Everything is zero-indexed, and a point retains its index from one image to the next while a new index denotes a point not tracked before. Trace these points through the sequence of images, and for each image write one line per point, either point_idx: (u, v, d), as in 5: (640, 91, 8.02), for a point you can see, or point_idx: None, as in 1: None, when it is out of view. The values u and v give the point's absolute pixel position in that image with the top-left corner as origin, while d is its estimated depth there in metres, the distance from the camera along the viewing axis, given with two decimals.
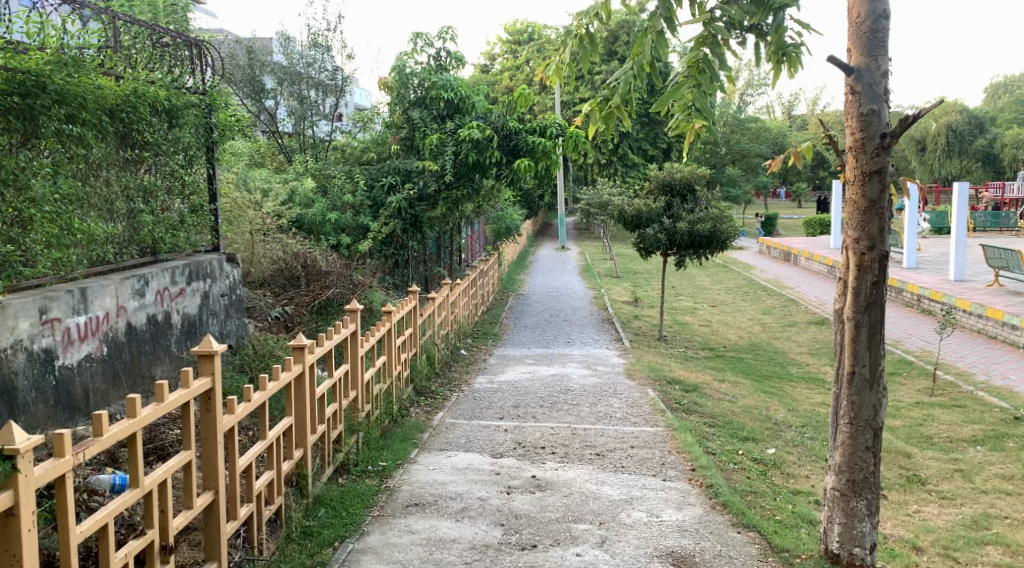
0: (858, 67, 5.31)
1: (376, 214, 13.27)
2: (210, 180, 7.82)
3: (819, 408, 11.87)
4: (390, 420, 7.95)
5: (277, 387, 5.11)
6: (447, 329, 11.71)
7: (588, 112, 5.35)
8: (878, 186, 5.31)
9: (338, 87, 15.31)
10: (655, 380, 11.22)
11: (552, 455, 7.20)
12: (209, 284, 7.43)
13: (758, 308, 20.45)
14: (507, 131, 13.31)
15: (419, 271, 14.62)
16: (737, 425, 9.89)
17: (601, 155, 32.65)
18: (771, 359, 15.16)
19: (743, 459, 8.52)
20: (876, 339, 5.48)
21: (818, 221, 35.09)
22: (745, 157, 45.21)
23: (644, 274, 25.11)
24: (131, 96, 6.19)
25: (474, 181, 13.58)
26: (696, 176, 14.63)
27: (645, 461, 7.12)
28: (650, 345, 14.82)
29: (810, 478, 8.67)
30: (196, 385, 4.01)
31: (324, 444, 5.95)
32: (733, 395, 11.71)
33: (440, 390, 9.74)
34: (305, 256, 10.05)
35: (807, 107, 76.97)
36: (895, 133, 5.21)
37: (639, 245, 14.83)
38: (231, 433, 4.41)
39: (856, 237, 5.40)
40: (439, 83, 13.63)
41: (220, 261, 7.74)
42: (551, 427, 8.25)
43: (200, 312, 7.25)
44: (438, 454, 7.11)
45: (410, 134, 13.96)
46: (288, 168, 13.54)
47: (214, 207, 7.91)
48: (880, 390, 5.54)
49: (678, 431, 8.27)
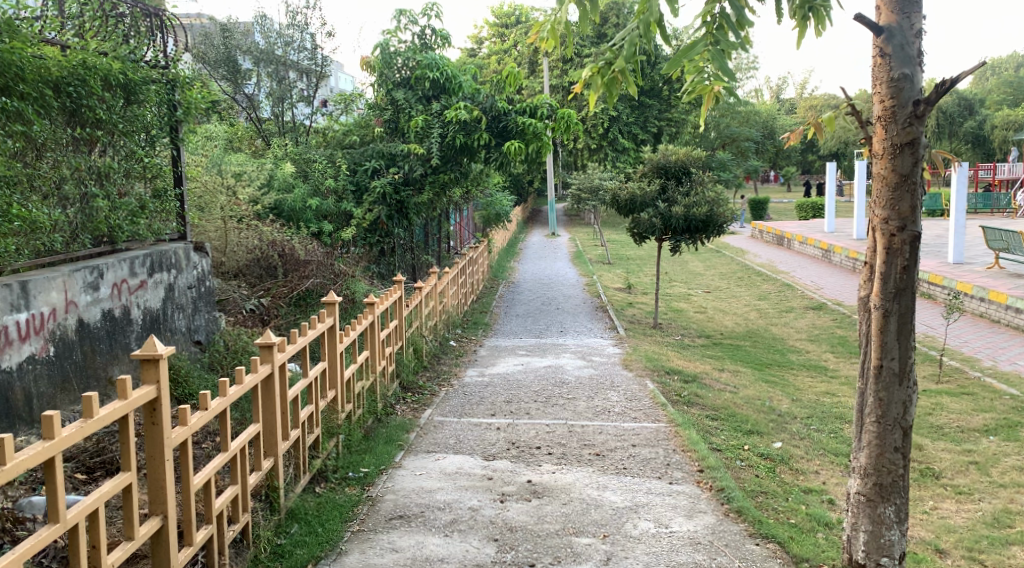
0: (889, 27, 4.78)
1: (360, 200, 12.71)
2: (175, 163, 7.25)
3: (823, 397, 11.38)
4: (374, 420, 7.41)
5: (243, 390, 4.55)
6: (434, 320, 11.16)
7: (588, 79, 4.77)
8: (910, 160, 4.77)
9: (318, 70, 14.72)
10: (653, 370, 10.71)
11: (548, 457, 6.67)
12: (174, 275, 6.86)
13: (754, 294, 19.96)
14: (496, 112, 12.75)
15: (406, 260, 14.07)
16: (740, 417, 9.38)
17: (590, 140, 32.12)
18: (771, 346, 14.68)
19: (750, 456, 8.02)
20: (906, 329, 4.95)
21: (810, 205, 34.64)
22: (735, 141, 45.64)
23: (636, 259, 24.62)
24: (80, 68, 5.70)
25: (462, 165, 13.03)
26: (691, 158, 14.10)
27: (649, 462, 6.59)
28: (645, 334, 14.31)
29: (820, 475, 8.17)
30: (135, 396, 3.44)
31: (300, 451, 5.41)
32: (734, 385, 11.20)
33: (429, 385, 9.21)
34: (282, 245, 9.43)
35: (795, 90, 76.48)
36: (929, 99, 4.67)
37: (633, 230, 14.31)
38: (185, 449, 3.85)
39: (885, 216, 4.87)
40: (425, 62, 13.01)
41: (187, 250, 7.15)
42: (546, 424, 7.72)
43: (165, 306, 6.68)
44: (426, 457, 6.57)
45: (394, 116, 13.36)
46: (266, 153, 12.93)
47: (180, 192, 7.35)
48: (910, 385, 5.01)
49: (682, 428, 7.75)
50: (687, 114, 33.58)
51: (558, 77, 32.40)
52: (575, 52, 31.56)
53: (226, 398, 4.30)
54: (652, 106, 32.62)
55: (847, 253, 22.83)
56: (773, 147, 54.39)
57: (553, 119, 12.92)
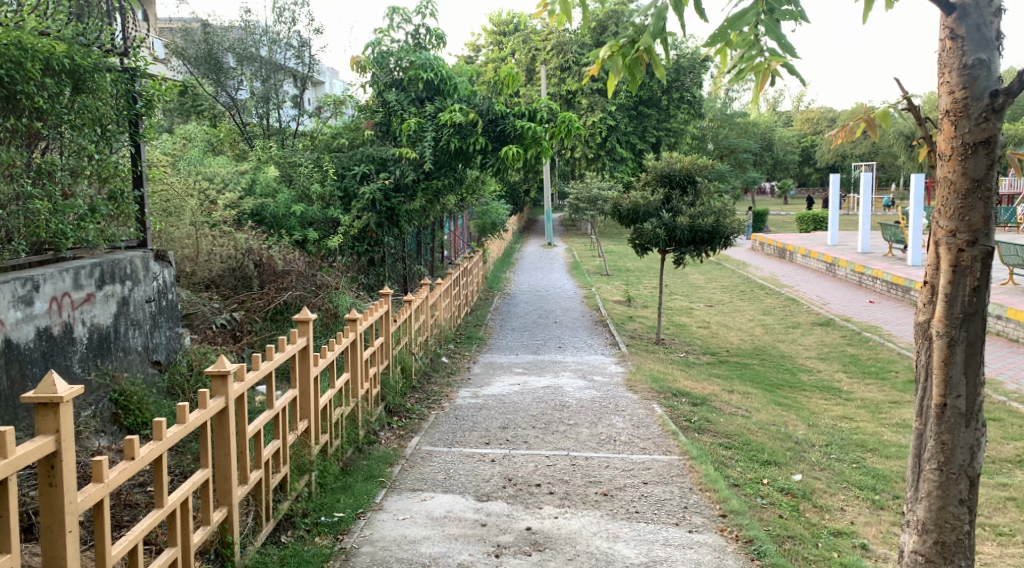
0: (962, 5, 4.07)
1: (348, 207, 11.95)
2: (134, 161, 6.50)
3: (840, 422, 10.62)
4: (356, 450, 6.68)
5: (186, 429, 3.80)
6: (425, 335, 10.40)
7: (607, 59, 4.08)
8: (984, 161, 4.02)
9: (305, 72, 13.76)
10: (660, 392, 9.95)
11: (550, 496, 5.92)
12: (129, 288, 6.08)
13: (758, 308, 19.23)
14: (493, 115, 12.02)
15: (396, 270, 13.32)
16: (756, 446, 8.61)
17: (588, 149, 31.44)
18: (779, 365, 13.92)
19: (770, 492, 7.28)
20: (976, 361, 4.19)
21: (811, 217, 33.94)
22: (734, 152, 45.09)
23: (635, 272, 23.87)
24: (13, 48, 4.96)
25: (456, 171, 12.32)
26: (697, 167, 13.35)
27: (663, 504, 5.86)
28: (648, 350, 13.57)
29: (846, 513, 7.42)
30: (19, 454, 2.90)
31: (262, 494, 4.67)
32: (746, 408, 10.42)
33: (417, 408, 8.47)
34: (260, 254, 8.70)
35: (792, 102, 75.90)
36: (1010, 88, 3.94)
37: (636, 241, 13.57)
38: (100, 509, 3.24)
39: (952, 228, 4.11)
40: (418, 62, 12.28)
41: (146, 259, 6.37)
42: (546, 456, 6.97)
43: (117, 322, 5.90)
44: (411, 496, 5.84)
45: (385, 118, 12.60)
46: (248, 155, 12.16)
47: (141, 194, 6.57)
48: (978, 427, 4.25)
49: (697, 460, 7.01)
50: (686, 124, 32.92)
51: (556, 85, 31.78)
52: (575, 60, 30.98)
53: (162, 442, 3.54)
54: (651, 115, 32.01)
55: (853, 267, 22.11)
56: (771, 158, 53.79)
57: (553, 123, 12.24)
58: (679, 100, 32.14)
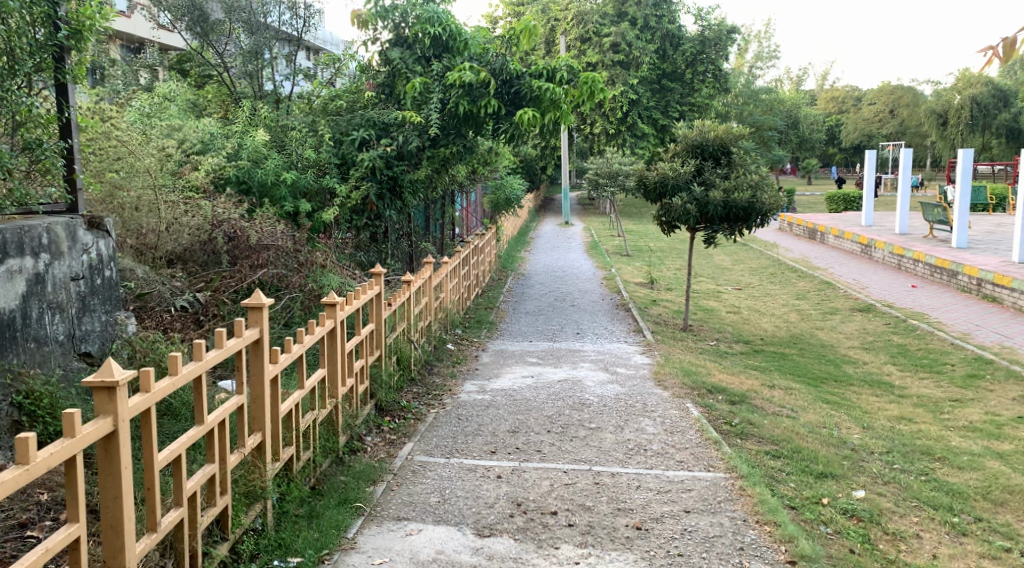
0: None
1: (346, 175, 10.65)
2: (59, 107, 5.31)
3: (898, 424, 9.28)
4: (334, 463, 5.49)
5: (29, 473, 2.86)
6: (428, 319, 9.15)
7: None
8: None
9: (300, 33, 12.49)
10: (694, 388, 8.67)
11: (568, 531, 4.74)
12: (45, 261, 4.88)
13: (791, 292, 17.90)
14: (507, 75, 10.78)
15: (399, 246, 12.08)
16: (809, 454, 7.31)
17: (608, 124, 29.92)
18: (820, 355, 12.60)
19: (833, 516, 6.03)
20: None
21: (841, 196, 32.35)
22: (759, 130, 43.48)
23: (658, 253, 22.50)
24: None
25: (466, 137, 11.09)
26: (732, 136, 11.99)
27: (712, 544, 4.67)
28: (675, 338, 12.29)
29: (923, 540, 6.09)
30: None
31: (183, 542, 3.62)
32: (791, 407, 9.09)
33: (414, 405, 7.26)
34: (232, 224, 7.53)
35: (816, 81, 73.76)
36: None
37: (664, 218, 12.24)
38: None
39: None
40: (425, 15, 11.01)
41: (72, 227, 5.15)
42: (563, 470, 5.75)
43: (26, 303, 4.72)
44: (393, 530, 4.65)
45: (389, 79, 11.34)
46: (236, 117, 10.88)
47: (71, 146, 5.38)
48: None
49: (749, 478, 5.75)
50: (710, 99, 31.46)
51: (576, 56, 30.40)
52: (595, 31, 29.37)
53: None
54: (674, 89, 30.63)
55: (892, 249, 20.71)
56: (797, 137, 52.02)
57: (574, 84, 10.94)
58: (702, 73, 30.87)
